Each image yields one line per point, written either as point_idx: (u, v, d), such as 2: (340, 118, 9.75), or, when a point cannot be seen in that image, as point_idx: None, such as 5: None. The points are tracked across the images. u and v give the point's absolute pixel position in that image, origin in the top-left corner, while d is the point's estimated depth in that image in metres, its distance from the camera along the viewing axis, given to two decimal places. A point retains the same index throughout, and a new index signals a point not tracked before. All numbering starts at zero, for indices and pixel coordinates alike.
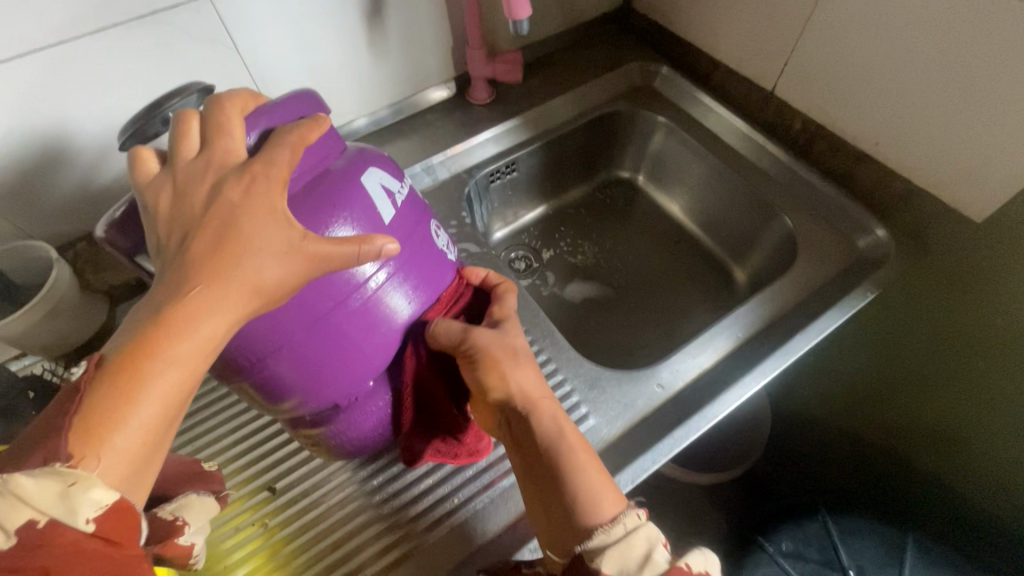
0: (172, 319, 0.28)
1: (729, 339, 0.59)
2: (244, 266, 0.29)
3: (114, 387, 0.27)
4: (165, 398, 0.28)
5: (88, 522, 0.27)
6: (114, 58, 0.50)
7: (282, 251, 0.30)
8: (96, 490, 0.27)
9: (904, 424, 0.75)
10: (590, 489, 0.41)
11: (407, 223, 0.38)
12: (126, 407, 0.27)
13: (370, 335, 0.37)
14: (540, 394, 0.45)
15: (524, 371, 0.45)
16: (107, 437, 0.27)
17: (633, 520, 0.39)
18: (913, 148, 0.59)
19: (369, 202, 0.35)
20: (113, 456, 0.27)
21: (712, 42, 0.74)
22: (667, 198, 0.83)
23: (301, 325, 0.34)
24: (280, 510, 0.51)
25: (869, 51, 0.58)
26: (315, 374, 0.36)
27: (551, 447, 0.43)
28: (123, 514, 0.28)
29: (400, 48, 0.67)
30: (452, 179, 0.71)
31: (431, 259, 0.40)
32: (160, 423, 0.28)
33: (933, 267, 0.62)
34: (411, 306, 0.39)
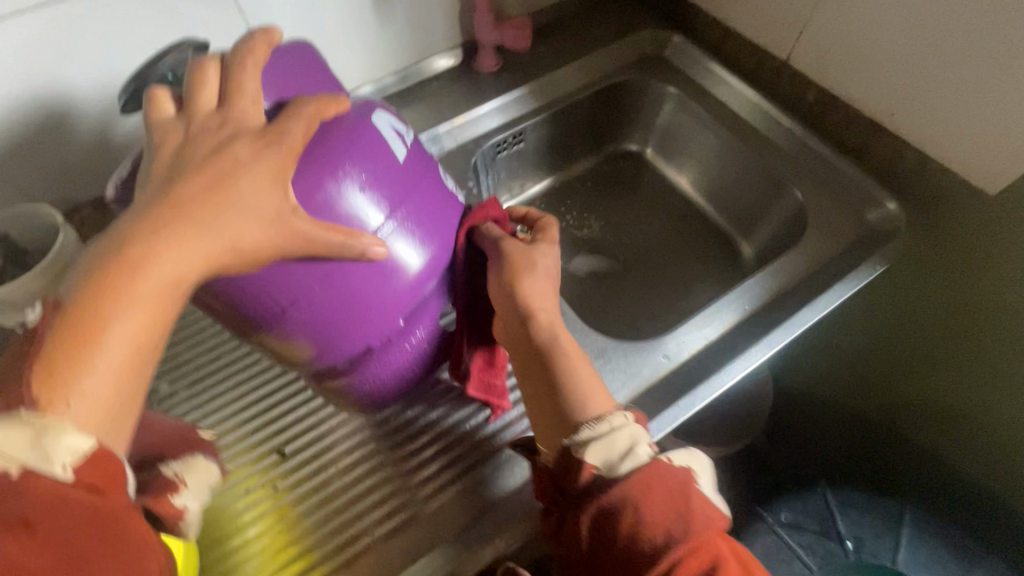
0: (129, 259, 0.27)
1: (737, 312, 0.59)
2: (232, 215, 0.29)
3: (73, 332, 0.27)
4: (133, 340, 0.28)
5: (66, 469, 0.26)
6: (115, 17, 0.49)
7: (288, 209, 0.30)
8: (69, 435, 0.26)
9: (909, 401, 0.75)
10: (584, 392, 0.42)
11: (412, 172, 0.37)
12: (92, 351, 0.27)
13: (384, 284, 0.37)
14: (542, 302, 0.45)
15: (536, 278, 0.45)
16: (74, 380, 0.26)
17: (619, 420, 0.40)
18: (928, 119, 0.58)
19: (383, 140, 0.36)
20: (85, 399, 0.27)
21: (726, 11, 0.72)
22: (676, 171, 0.82)
23: (315, 276, 0.34)
24: (289, 473, 0.51)
25: (890, 17, 0.56)
26: (334, 323, 0.36)
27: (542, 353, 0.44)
28: (106, 460, 0.27)
29: (406, 12, 0.65)
30: (458, 149, 0.70)
31: (438, 206, 0.39)
32: (132, 364, 0.28)
33: (946, 243, 0.61)
34: (424, 255, 0.38)
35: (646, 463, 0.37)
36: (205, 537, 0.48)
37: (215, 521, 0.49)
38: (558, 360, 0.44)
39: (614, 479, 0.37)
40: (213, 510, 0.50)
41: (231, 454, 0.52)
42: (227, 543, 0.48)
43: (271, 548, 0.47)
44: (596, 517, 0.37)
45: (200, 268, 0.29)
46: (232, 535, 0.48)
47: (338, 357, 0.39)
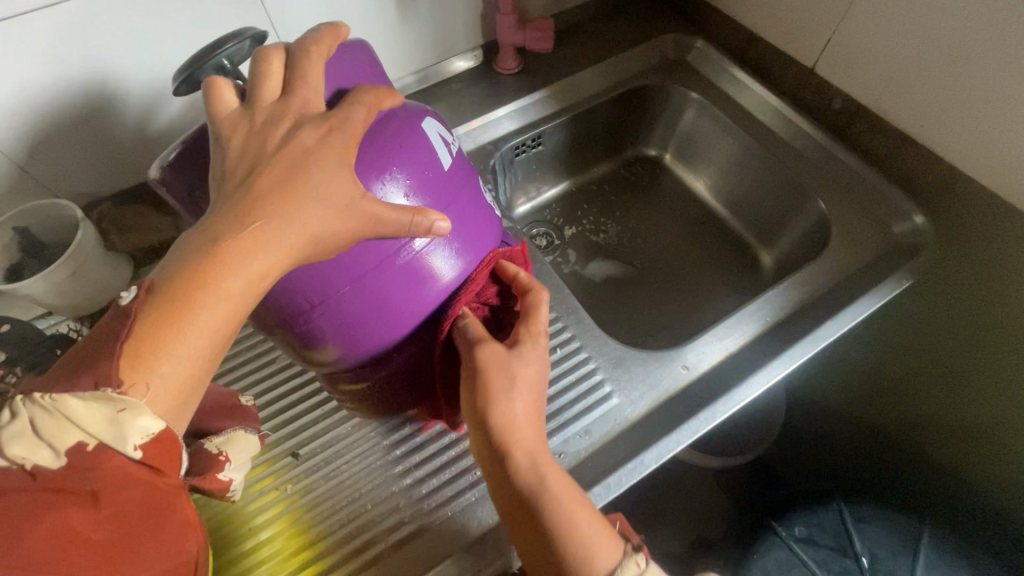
0: (223, 254, 0.28)
1: (757, 323, 0.58)
2: (291, 229, 0.29)
3: (163, 318, 0.27)
4: (212, 331, 0.28)
5: (136, 448, 0.27)
6: (140, 15, 0.49)
7: (314, 214, 0.29)
8: (145, 417, 0.27)
9: (926, 417, 0.74)
10: (582, 538, 0.39)
11: (455, 180, 0.37)
12: (175, 338, 0.28)
13: (419, 289, 0.36)
14: (526, 430, 0.42)
15: (518, 401, 0.41)
16: (155, 362, 0.27)
17: (632, 571, 0.39)
18: (960, 130, 0.56)
19: (431, 148, 0.35)
20: (161, 386, 0.27)
21: (750, 17, 0.71)
22: (695, 177, 0.81)
23: (348, 276, 0.34)
24: (301, 476, 0.51)
25: (922, 27, 0.55)
26: (362, 326, 0.36)
27: (531, 499, 0.40)
28: (167, 443, 0.28)
29: (428, 12, 0.65)
30: (477, 152, 0.70)
31: (478, 218, 0.39)
32: (206, 353, 0.29)
33: (972, 259, 0.60)
34: (459, 263, 0.38)
35: None
36: (217, 538, 0.48)
37: (226, 523, 0.49)
38: (543, 502, 0.40)
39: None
40: (224, 511, 0.49)
41: None
42: (239, 546, 0.48)
43: (282, 552, 0.47)
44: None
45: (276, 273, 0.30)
46: (245, 537, 0.48)
47: (359, 357, 0.38)
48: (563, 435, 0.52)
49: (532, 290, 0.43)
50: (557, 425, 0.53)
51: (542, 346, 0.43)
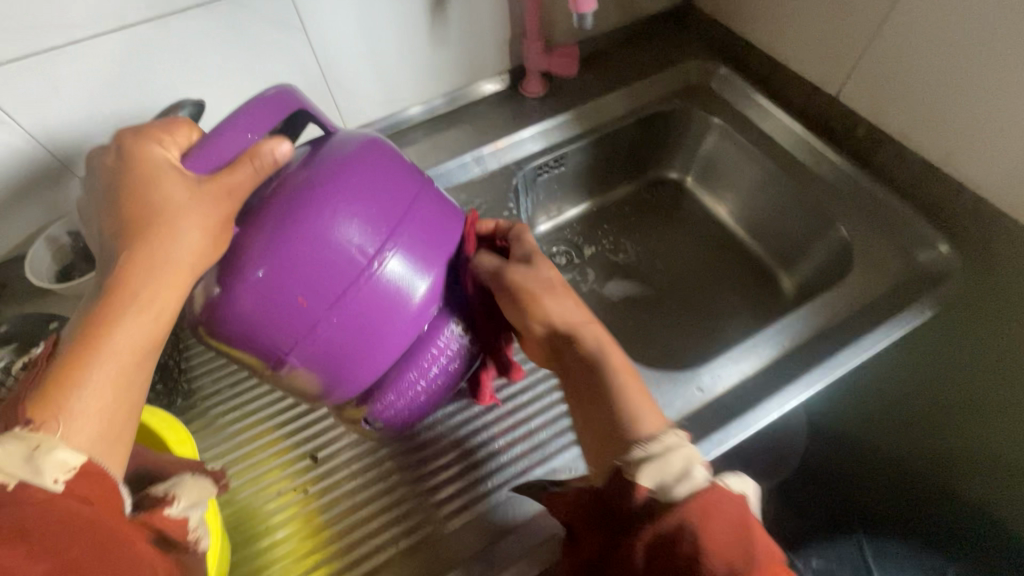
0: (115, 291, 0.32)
1: (774, 347, 0.58)
2: (165, 212, 0.32)
3: (72, 360, 0.31)
4: (120, 363, 0.32)
5: (57, 482, 0.28)
6: (196, 39, 0.53)
7: (192, 192, 0.33)
8: (60, 450, 0.28)
9: (954, 452, 0.72)
10: (629, 404, 0.41)
11: (404, 192, 0.38)
12: (89, 372, 0.31)
13: (387, 312, 0.37)
14: (581, 321, 0.46)
15: (560, 300, 0.45)
16: (65, 402, 0.30)
17: (674, 440, 0.38)
18: (988, 159, 0.56)
19: (367, 173, 0.36)
20: (78, 420, 0.30)
21: (775, 46, 0.72)
22: (717, 201, 0.81)
23: (316, 305, 0.34)
24: (319, 478, 0.53)
25: (947, 56, 0.55)
26: (339, 355, 0.36)
27: (592, 369, 0.44)
28: (96, 477, 0.29)
29: (459, 38, 0.68)
30: (500, 171, 0.72)
31: (438, 232, 0.39)
32: (116, 404, 0.32)
33: (1001, 289, 0.59)
34: (423, 280, 0.38)
35: (702, 486, 0.34)
36: (236, 534, 0.50)
37: (246, 521, 0.50)
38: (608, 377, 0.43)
39: (671, 500, 0.34)
40: (246, 508, 0.51)
41: (265, 454, 0.54)
42: (257, 543, 0.49)
43: (296, 552, 0.49)
44: (653, 540, 0.33)
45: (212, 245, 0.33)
46: (262, 535, 0.50)
47: (352, 390, 0.39)
48: (575, 451, 0.52)
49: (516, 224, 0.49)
50: (569, 439, 0.53)
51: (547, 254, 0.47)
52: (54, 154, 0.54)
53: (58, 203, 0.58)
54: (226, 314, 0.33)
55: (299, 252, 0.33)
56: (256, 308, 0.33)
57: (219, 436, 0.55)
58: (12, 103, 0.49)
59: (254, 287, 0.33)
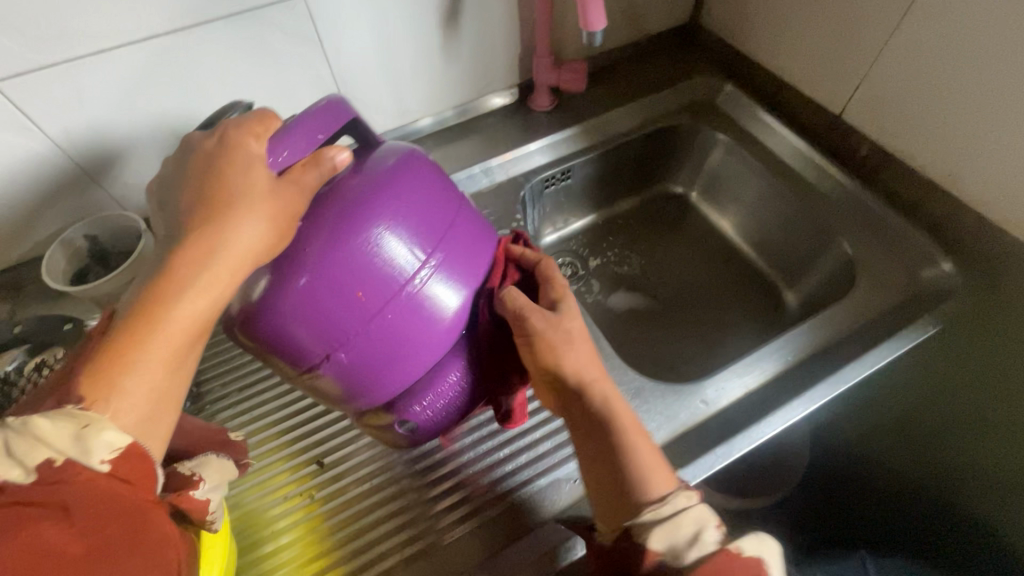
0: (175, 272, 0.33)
1: (777, 361, 0.58)
2: (237, 197, 0.33)
3: (126, 340, 0.31)
4: (171, 345, 0.32)
5: (103, 462, 0.28)
6: (215, 50, 0.55)
7: (267, 183, 0.34)
8: (107, 432, 0.29)
9: (957, 470, 0.72)
10: (640, 464, 0.42)
11: (445, 211, 0.39)
12: (141, 354, 0.31)
13: (420, 327, 0.38)
14: (592, 376, 0.44)
15: (575, 351, 0.44)
16: (117, 383, 0.30)
17: (683, 501, 0.40)
18: (989, 179, 0.57)
19: (412, 194, 0.37)
20: (128, 402, 0.30)
21: (781, 64, 0.74)
22: (721, 216, 0.82)
23: (356, 317, 0.35)
24: (325, 484, 0.53)
25: (949, 78, 0.56)
26: (370, 366, 0.37)
27: (605, 425, 0.43)
28: (136, 459, 0.30)
29: (471, 52, 0.69)
30: (509, 182, 0.73)
31: (473, 251, 0.40)
32: (160, 388, 0.32)
33: (1004, 307, 0.59)
34: (456, 298, 0.39)
35: (715, 551, 0.37)
36: (241, 539, 0.50)
37: (251, 525, 0.51)
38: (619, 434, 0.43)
39: (682, 565, 0.37)
40: (251, 512, 0.51)
41: (272, 459, 0.55)
42: (261, 548, 0.50)
43: (300, 558, 0.49)
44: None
45: (277, 241, 0.34)
46: (266, 540, 0.50)
47: (378, 399, 0.40)
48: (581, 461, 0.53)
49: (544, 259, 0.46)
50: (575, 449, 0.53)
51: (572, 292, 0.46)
52: (75, 160, 0.56)
53: (77, 206, 0.59)
54: (265, 319, 0.34)
55: (344, 266, 0.34)
56: (297, 316, 0.34)
57: None
58: (37, 111, 0.51)
59: (297, 297, 0.34)
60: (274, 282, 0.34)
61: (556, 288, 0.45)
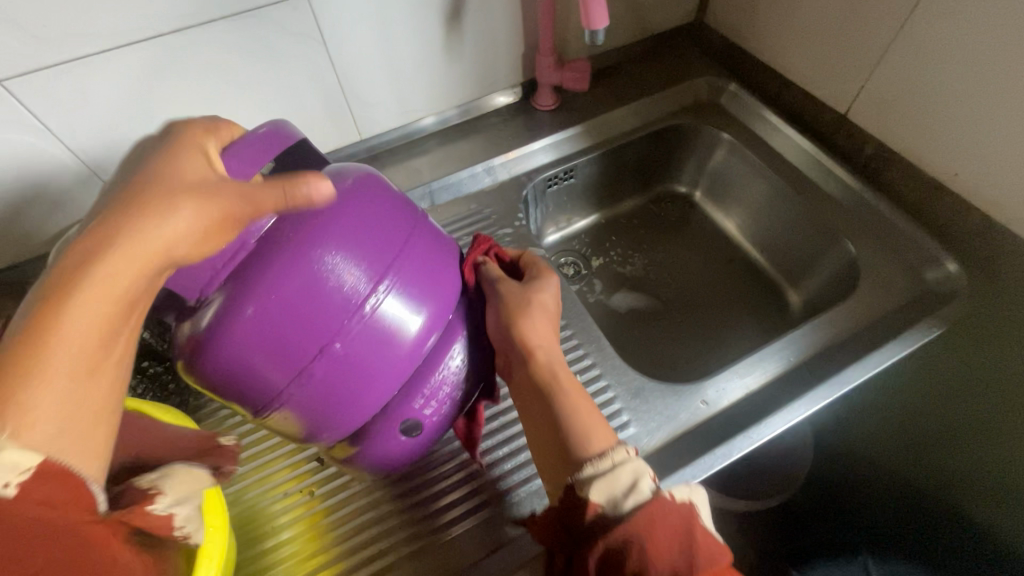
0: (73, 260, 0.28)
1: (779, 362, 0.58)
2: (166, 193, 0.30)
3: (22, 344, 0.27)
4: (81, 345, 0.28)
5: (10, 486, 0.26)
6: (219, 50, 0.55)
7: (205, 188, 0.31)
8: (10, 451, 0.25)
9: (960, 474, 0.71)
10: (582, 424, 0.42)
11: (399, 232, 0.38)
12: (43, 361, 0.27)
13: (377, 355, 0.37)
14: (538, 340, 0.46)
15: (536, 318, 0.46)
16: (16, 396, 0.26)
17: (622, 455, 0.40)
18: (995, 179, 0.56)
19: (361, 217, 0.36)
20: (34, 417, 0.26)
21: (786, 64, 0.73)
22: (725, 216, 0.82)
23: (311, 343, 0.35)
24: (325, 480, 0.53)
25: (955, 77, 0.56)
26: (328, 397, 0.37)
27: (546, 391, 0.45)
28: (54, 477, 0.27)
29: (473, 51, 0.69)
30: (511, 181, 0.73)
31: (430, 274, 0.40)
32: (76, 391, 0.28)
33: (1009, 310, 0.59)
34: (415, 324, 0.38)
35: (649, 499, 0.37)
36: (241, 534, 0.50)
37: (252, 521, 0.51)
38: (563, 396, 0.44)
39: (620, 514, 0.36)
40: (252, 508, 0.52)
41: (273, 455, 0.55)
42: (261, 543, 0.50)
43: (300, 554, 0.49)
44: (602, 554, 0.35)
45: (212, 247, 0.32)
46: (267, 536, 0.50)
47: (341, 431, 0.39)
48: None
49: (524, 253, 0.52)
50: None
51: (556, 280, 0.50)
52: (83, 158, 0.56)
53: (83, 204, 0.60)
54: (214, 354, 0.33)
55: (294, 291, 0.34)
56: (246, 348, 0.33)
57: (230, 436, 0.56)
58: (43, 109, 0.51)
59: (248, 326, 0.33)
60: (223, 312, 0.33)
61: (538, 268, 0.50)
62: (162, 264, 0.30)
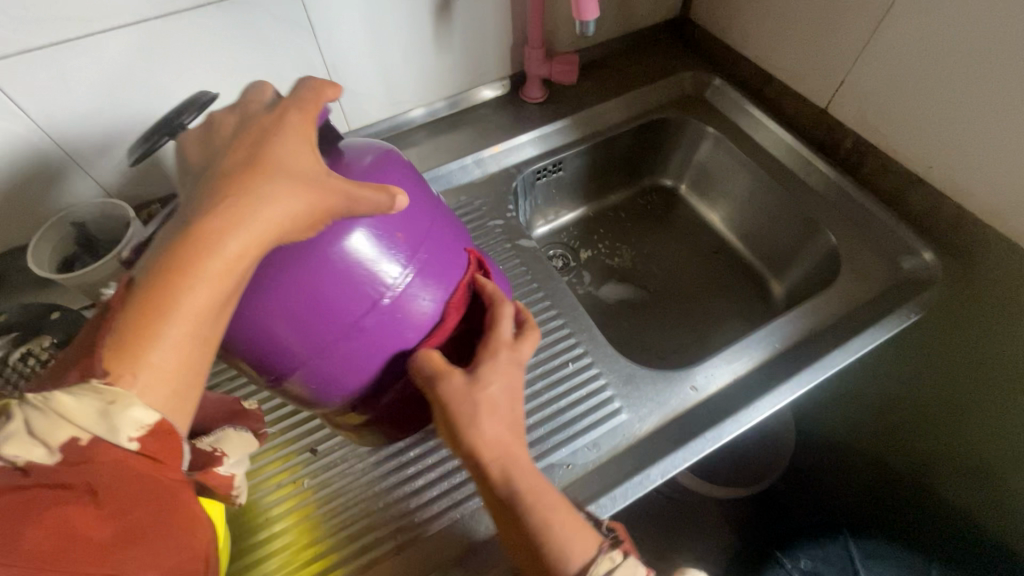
0: (202, 227, 0.29)
1: (765, 349, 0.59)
2: (275, 177, 0.30)
3: (147, 303, 0.28)
4: (197, 315, 0.29)
5: (132, 440, 0.27)
6: (204, 35, 0.54)
7: (309, 179, 0.31)
8: (135, 409, 0.27)
9: (936, 455, 0.74)
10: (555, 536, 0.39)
11: (421, 216, 0.38)
12: (167, 320, 0.28)
13: (395, 333, 0.38)
14: (493, 455, 0.41)
15: (485, 421, 0.41)
16: (144, 356, 0.28)
17: (608, 565, 0.38)
18: (968, 170, 0.58)
19: None
20: (151, 378, 0.28)
21: (768, 58, 0.75)
22: (709, 209, 0.84)
23: (336, 324, 0.35)
24: (318, 471, 0.53)
25: (930, 71, 0.58)
26: (344, 371, 0.37)
27: (513, 508, 0.40)
28: (166, 435, 0.29)
29: (463, 43, 0.69)
30: (500, 174, 0.74)
31: (451, 257, 0.40)
32: (191, 348, 0.29)
33: (981, 295, 0.61)
34: (434, 303, 0.39)
35: None
36: (234, 527, 0.50)
37: (245, 513, 0.51)
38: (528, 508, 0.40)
39: None
40: (244, 501, 0.51)
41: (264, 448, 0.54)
42: (254, 536, 0.49)
43: (294, 545, 0.49)
44: None
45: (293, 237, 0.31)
46: (260, 527, 0.50)
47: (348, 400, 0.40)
48: (573, 447, 0.53)
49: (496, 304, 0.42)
50: (568, 435, 0.54)
51: (512, 356, 0.43)
52: (64, 147, 0.55)
53: (61, 194, 0.58)
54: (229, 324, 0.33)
55: (322, 273, 0.34)
56: (266, 323, 0.34)
57: None
58: (20, 94, 0.50)
59: (274, 304, 0.33)
60: (250, 285, 0.33)
61: (493, 343, 0.42)
62: (273, 244, 0.31)
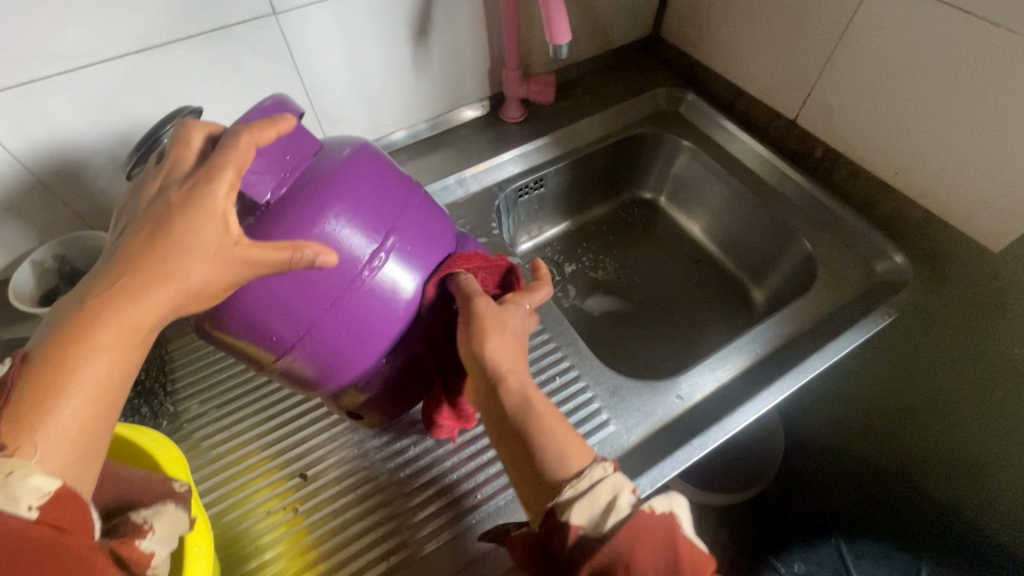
0: (95, 305, 0.30)
1: (747, 356, 0.61)
2: (175, 250, 0.31)
3: (43, 375, 0.29)
4: (97, 382, 0.30)
5: (31, 510, 0.26)
6: (186, 67, 0.55)
7: (214, 251, 0.32)
8: (36, 477, 0.27)
9: (923, 452, 0.75)
10: (553, 443, 0.41)
11: (400, 197, 0.40)
12: (64, 388, 0.29)
13: (380, 310, 0.39)
14: (508, 367, 0.43)
15: (502, 342, 0.43)
16: (39, 425, 0.28)
17: (600, 472, 0.39)
18: (932, 176, 0.61)
19: (363, 183, 0.38)
20: (50, 443, 0.28)
21: (737, 73, 0.77)
22: (689, 219, 0.85)
23: (315, 302, 0.37)
24: (309, 496, 0.53)
25: (890, 83, 0.61)
26: (336, 349, 0.39)
27: (519, 418, 0.42)
28: (69, 503, 0.28)
29: (441, 66, 0.71)
30: (483, 192, 0.75)
31: (429, 237, 0.42)
32: (92, 414, 0.30)
33: (951, 295, 0.63)
34: (412, 279, 0.40)
35: (628, 515, 0.36)
36: (225, 558, 0.49)
37: (235, 542, 0.50)
38: (535, 421, 0.42)
39: (603, 535, 0.35)
40: (234, 531, 0.51)
41: (252, 475, 0.54)
42: (246, 565, 0.49)
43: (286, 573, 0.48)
44: None
45: (219, 296, 0.33)
46: (251, 557, 0.49)
47: (348, 379, 0.41)
48: None
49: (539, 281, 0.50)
50: None
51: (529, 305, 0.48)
52: (42, 179, 0.55)
53: (43, 227, 0.58)
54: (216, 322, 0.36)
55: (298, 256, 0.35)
56: (256, 311, 0.35)
57: (206, 458, 0.55)
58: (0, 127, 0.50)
59: (251, 302, 0.35)
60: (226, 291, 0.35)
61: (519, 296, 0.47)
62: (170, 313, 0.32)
